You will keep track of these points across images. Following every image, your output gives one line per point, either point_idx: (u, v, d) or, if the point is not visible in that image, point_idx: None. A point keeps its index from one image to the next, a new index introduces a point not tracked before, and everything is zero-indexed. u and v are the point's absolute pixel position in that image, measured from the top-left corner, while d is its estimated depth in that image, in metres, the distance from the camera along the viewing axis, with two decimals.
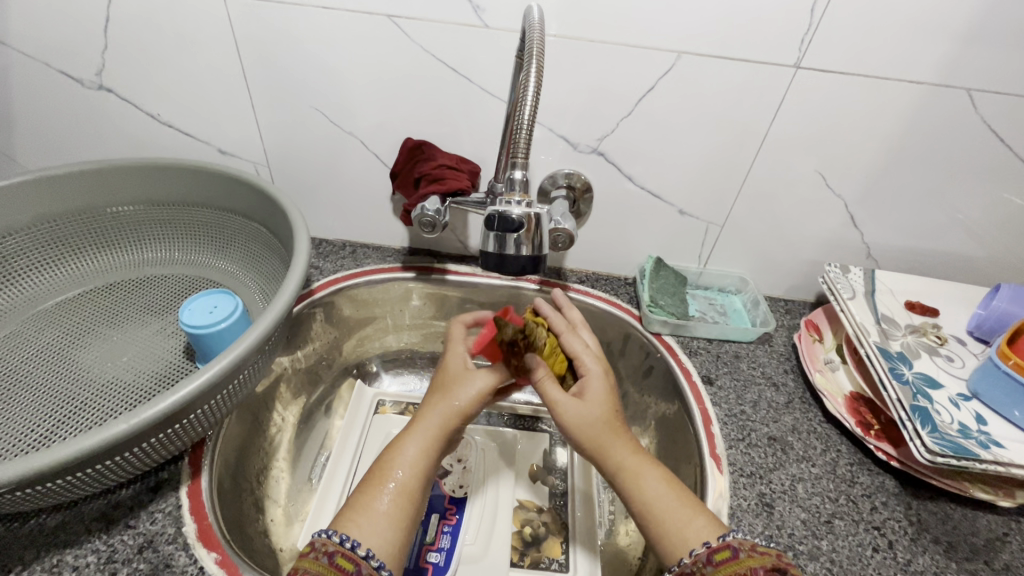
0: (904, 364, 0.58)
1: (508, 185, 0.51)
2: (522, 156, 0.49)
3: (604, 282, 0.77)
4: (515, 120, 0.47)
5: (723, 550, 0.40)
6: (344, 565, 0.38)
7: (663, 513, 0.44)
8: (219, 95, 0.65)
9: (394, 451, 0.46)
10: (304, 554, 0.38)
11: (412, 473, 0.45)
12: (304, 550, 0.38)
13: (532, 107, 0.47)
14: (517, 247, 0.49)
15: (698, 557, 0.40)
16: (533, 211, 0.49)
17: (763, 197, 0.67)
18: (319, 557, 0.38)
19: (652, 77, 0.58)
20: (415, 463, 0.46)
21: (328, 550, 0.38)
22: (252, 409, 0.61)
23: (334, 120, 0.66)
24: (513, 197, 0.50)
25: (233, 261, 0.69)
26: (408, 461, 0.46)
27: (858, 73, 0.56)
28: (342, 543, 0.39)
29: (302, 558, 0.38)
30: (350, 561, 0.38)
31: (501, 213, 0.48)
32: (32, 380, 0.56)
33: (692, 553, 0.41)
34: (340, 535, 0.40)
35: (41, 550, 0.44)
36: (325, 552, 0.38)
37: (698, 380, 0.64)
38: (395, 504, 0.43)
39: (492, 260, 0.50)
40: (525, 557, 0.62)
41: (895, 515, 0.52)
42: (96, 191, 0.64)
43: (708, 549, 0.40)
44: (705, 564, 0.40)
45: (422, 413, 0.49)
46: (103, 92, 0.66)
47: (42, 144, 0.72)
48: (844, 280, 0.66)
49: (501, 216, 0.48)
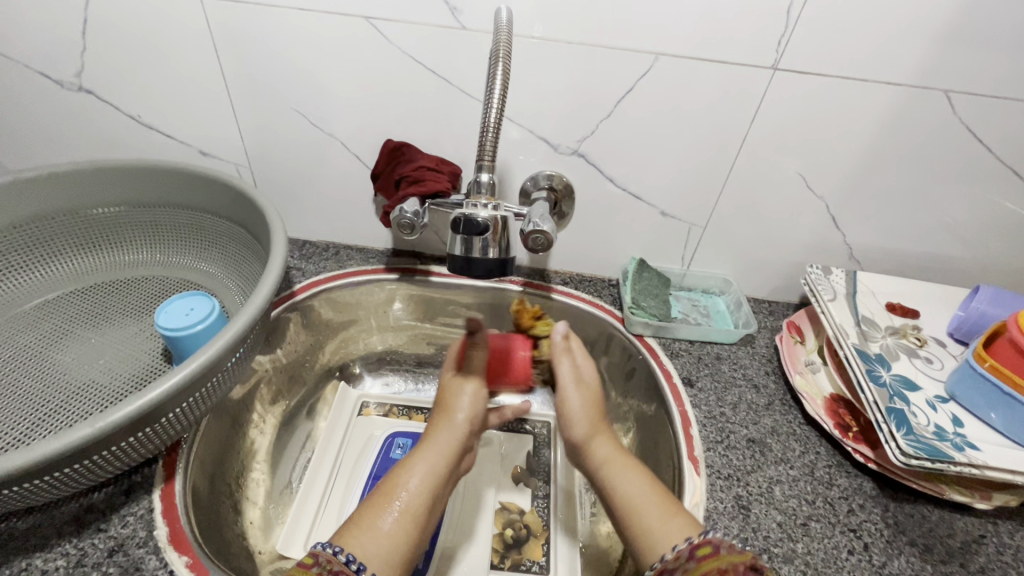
0: (883, 366, 0.57)
1: (476, 188, 0.51)
2: (488, 159, 0.49)
3: (588, 283, 0.77)
4: (487, 121, 0.47)
5: (705, 546, 0.39)
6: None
7: (643, 508, 0.44)
8: (199, 97, 0.65)
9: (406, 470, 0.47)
10: (307, 566, 0.37)
11: (417, 495, 0.45)
12: (307, 562, 0.37)
13: (503, 108, 0.46)
14: (483, 250, 0.48)
15: (681, 553, 0.39)
16: (500, 213, 0.49)
17: (744, 198, 0.67)
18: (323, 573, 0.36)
19: (631, 78, 0.58)
20: (422, 484, 0.46)
21: (332, 569, 0.36)
22: (231, 412, 0.61)
23: (314, 122, 0.66)
24: (479, 199, 0.50)
25: (214, 263, 0.69)
26: (416, 482, 0.46)
27: (836, 74, 0.56)
28: (346, 562, 0.38)
29: (304, 570, 0.36)
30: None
31: (467, 215, 0.48)
32: (7, 383, 0.56)
33: (674, 549, 0.40)
34: (345, 555, 0.38)
35: (11, 554, 0.43)
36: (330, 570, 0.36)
37: (679, 382, 0.64)
38: (402, 524, 0.43)
39: (458, 263, 0.50)
40: (506, 559, 0.62)
41: (872, 518, 0.52)
42: (75, 193, 0.64)
43: (691, 545, 0.39)
44: (687, 560, 0.39)
45: (431, 434, 0.51)
46: (83, 94, 0.66)
47: (23, 145, 0.72)
48: (825, 282, 0.66)
49: (466, 218, 0.48)
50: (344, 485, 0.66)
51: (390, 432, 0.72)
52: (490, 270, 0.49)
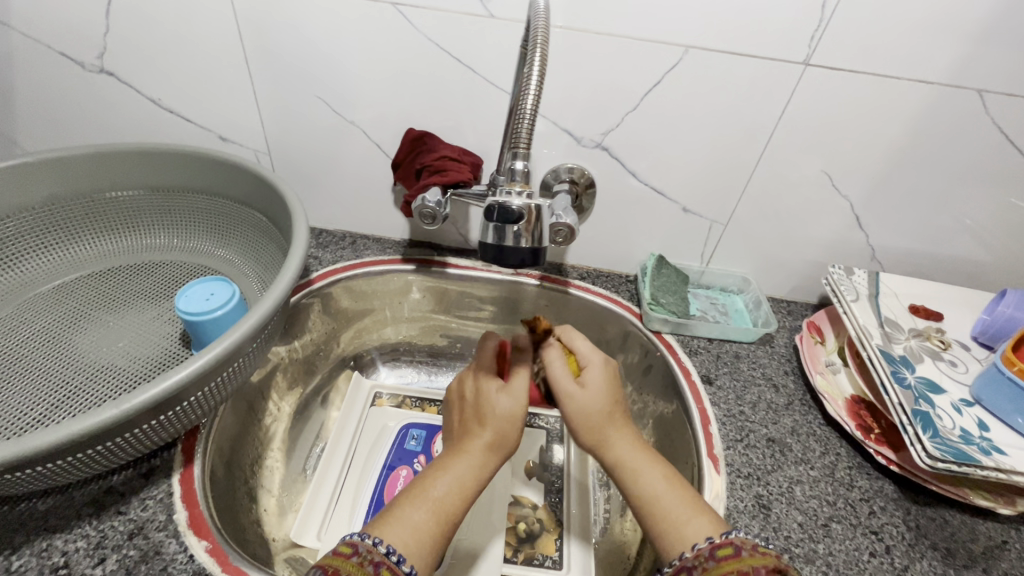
0: (907, 368, 0.57)
1: (509, 176, 0.49)
2: (523, 147, 0.48)
3: (605, 279, 0.76)
4: (518, 110, 0.46)
5: (726, 546, 0.38)
6: None
7: (664, 508, 0.43)
8: (220, 80, 0.64)
9: (438, 466, 0.46)
10: (344, 556, 0.36)
11: (454, 496, 0.44)
12: (346, 551, 0.36)
13: (536, 98, 0.45)
14: (516, 239, 0.47)
15: (701, 552, 0.38)
16: (533, 202, 0.48)
17: (768, 196, 0.66)
18: (364, 564, 0.36)
19: (660, 71, 0.57)
20: (457, 483, 0.45)
21: (373, 559, 0.36)
22: (247, 399, 0.61)
23: (335, 109, 0.65)
24: (512, 188, 0.49)
25: (232, 249, 0.69)
26: (448, 481, 0.45)
27: (868, 71, 0.55)
28: (388, 554, 0.37)
29: (344, 559, 0.36)
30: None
31: (500, 203, 0.47)
32: (26, 364, 0.56)
33: (695, 547, 0.39)
34: (386, 546, 0.38)
35: (31, 534, 0.43)
36: (371, 561, 0.36)
37: (697, 380, 0.63)
38: (437, 515, 0.42)
39: (491, 251, 0.49)
40: (519, 553, 0.62)
41: (893, 520, 0.52)
42: (95, 175, 0.63)
43: (711, 544, 0.38)
44: (707, 559, 0.38)
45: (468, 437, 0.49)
46: (104, 75, 0.66)
47: (42, 125, 0.71)
48: (848, 283, 0.65)
49: (500, 206, 0.47)
50: (357, 475, 0.66)
51: (404, 423, 0.72)
52: (524, 260, 0.48)
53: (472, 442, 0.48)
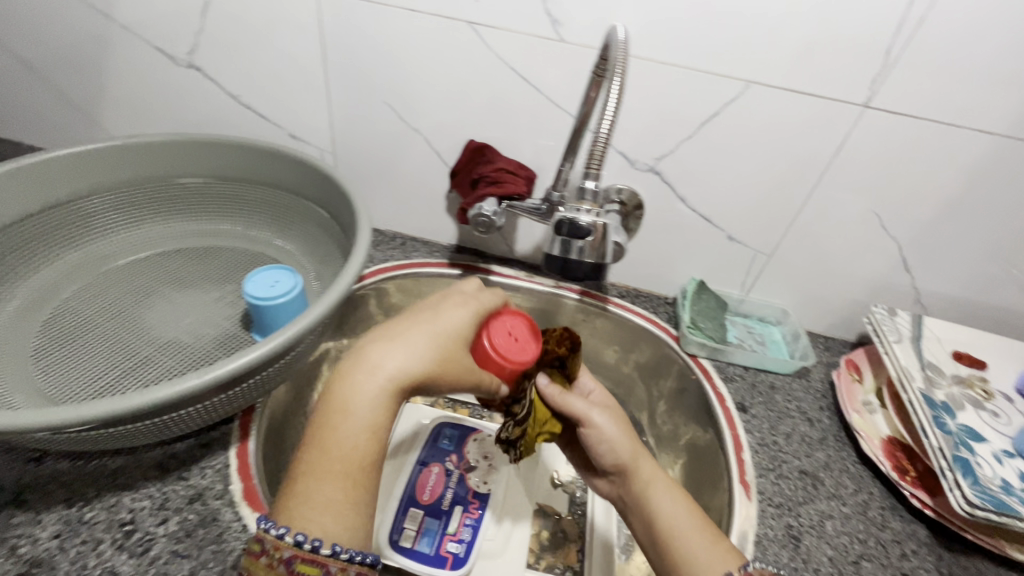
0: (948, 414, 0.56)
1: (580, 193, 0.52)
2: (595, 168, 0.49)
3: (644, 299, 0.78)
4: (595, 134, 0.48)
5: None
6: (307, 570, 0.34)
7: (682, 541, 0.44)
8: (298, 83, 0.69)
9: (353, 381, 0.38)
10: (257, 554, 0.35)
11: (371, 440, 0.37)
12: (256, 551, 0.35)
13: (610, 125, 0.48)
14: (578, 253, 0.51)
15: None
16: (601, 221, 0.51)
17: (814, 231, 0.67)
18: (273, 564, 0.34)
19: (720, 101, 0.59)
20: (374, 404, 0.38)
21: (283, 558, 0.34)
22: (296, 384, 0.64)
23: (402, 117, 0.69)
24: (582, 205, 0.51)
25: (291, 241, 0.73)
26: (378, 403, 0.38)
27: (925, 116, 0.56)
28: (298, 544, 0.34)
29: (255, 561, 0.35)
30: (314, 565, 0.34)
31: (570, 219, 0.50)
32: (100, 333, 0.60)
33: None
34: (294, 535, 0.35)
35: (101, 490, 0.46)
36: (280, 560, 0.34)
37: (732, 407, 0.64)
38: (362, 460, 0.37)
39: (556, 259, 0.53)
40: (541, 560, 0.63)
41: (925, 565, 0.52)
42: (171, 163, 0.68)
43: None
44: None
45: (339, 384, 0.38)
46: (191, 70, 0.71)
47: (128, 112, 0.77)
48: (890, 323, 0.65)
49: (569, 222, 0.50)
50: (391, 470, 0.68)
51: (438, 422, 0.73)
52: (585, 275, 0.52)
53: (342, 393, 0.38)
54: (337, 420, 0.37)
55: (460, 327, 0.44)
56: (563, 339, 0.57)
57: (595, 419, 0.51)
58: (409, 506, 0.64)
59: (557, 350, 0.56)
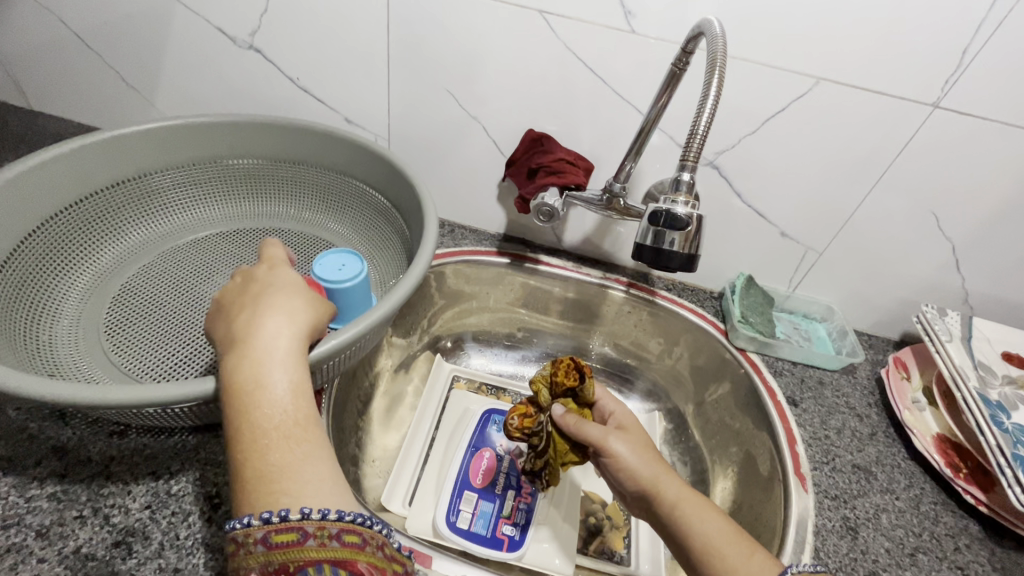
0: (1003, 413, 0.57)
1: (673, 185, 0.51)
2: (693, 160, 0.49)
3: (690, 293, 0.78)
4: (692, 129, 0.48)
5: None
6: (351, 539, 0.35)
7: (719, 556, 0.41)
8: (358, 69, 0.69)
9: (259, 358, 0.37)
10: (296, 542, 0.33)
11: (298, 401, 0.37)
12: (294, 540, 0.33)
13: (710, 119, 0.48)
14: (673, 246, 0.50)
15: None
16: (697, 214, 0.50)
17: (868, 230, 0.68)
18: (324, 543, 0.33)
19: (788, 98, 0.59)
20: (290, 361, 0.38)
21: (332, 534, 0.34)
22: (354, 367, 0.65)
23: (462, 104, 0.69)
24: (678, 197, 0.50)
25: (346, 224, 0.73)
26: (290, 365, 0.38)
27: (995, 118, 0.56)
28: (325, 515, 0.34)
29: (299, 547, 0.33)
30: (355, 533, 0.35)
31: (667, 210, 0.50)
32: (168, 310, 0.61)
33: None
34: (321, 511, 0.34)
35: (186, 464, 0.47)
36: (331, 537, 0.34)
37: (783, 401, 0.65)
38: (298, 416, 0.37)
39: (647, 253, 0.51)
40: (590, 545, 0.65)
41: (979, 559, 0.53)
42: (229, 143, 0.68)
43: None
44: None
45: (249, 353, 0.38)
46: (250, 52, 0.71)
47: (183, 92, 0.77)
48: (941, 323, 0.66)
49: (668, 213, 0.49)
50: (441, 454, 0.70)
51: (486, 408, 0.74)
52: (677, 266, 0.50)
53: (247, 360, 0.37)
54: (256, 387, 0.36)
55: (306, 284, 0.45)
56: (570, 370, 0.60)
57: (613, 446, 0.52)
58: (464, 490, 0.65)
59: (564, 383, 0.59)
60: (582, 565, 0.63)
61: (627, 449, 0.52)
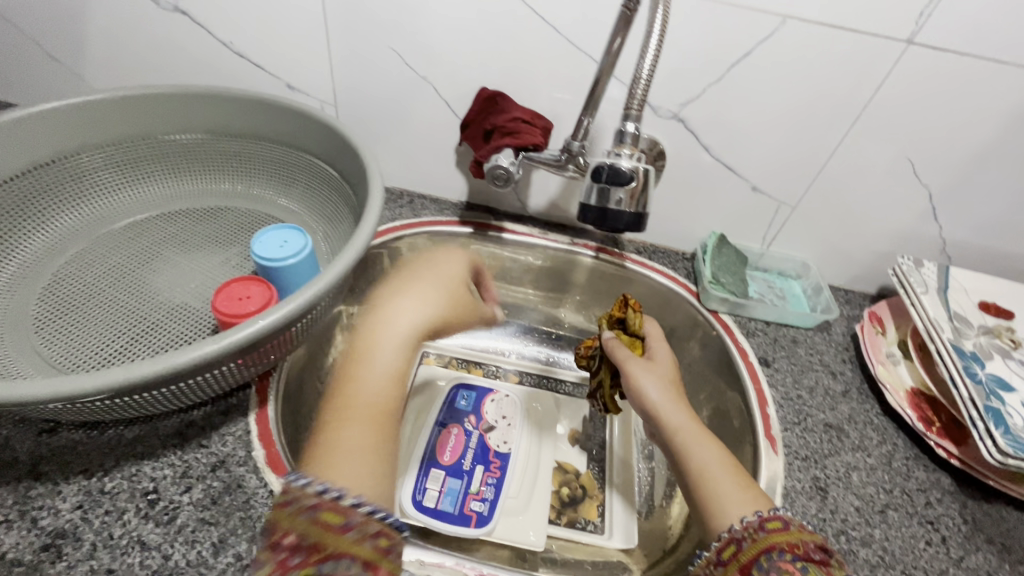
0: (977, 364, 0.56)
1: (619, 138, 0.49)
2: (637, 109, 0.47)
3: (662, 255, 0.75)
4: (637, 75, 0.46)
5: (775, 520, 0.38)
6: (330, 519, 0.29)
7: (712, 483, 0.43)
8: (294, 28, 0.64)
9: (381, 341, 0.38)
10: (280, 505, 0.30)
11: (394, 386, 0.37)
12: (278, 501, 0.30)
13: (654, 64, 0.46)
14: (620, 203, 0.47)
15: (749, 524, 0.39)
16: (644, 166, 0.47)
17: (842, 181, 0.65)
18: (298, 511, 0.29)
19: (754, 40, 0.55)
20: (402, 347, 0.38)
21: (308, 504, 0.30)
22: (310, 348, 0.62)
23: (409, 64, 0.64)
24: (623, 149, 0.48)
25: (295, 199, 0.69)
26: (393, 350, 0.38)
27: (973, 53, 0.53)
28: (327, 492, 0.30)
29: (279, 509, 0.30)
30: (337, 514, 0.30)
31: (610, 164, 0.47)
32: (103, 298, 0.57)
33: (744, 520, 0.39)
34: (323, 484, 0.31)
35: (121, 459, 0.44)
36: (306, 506, 0.30)
37: (754, 361, 0.63)
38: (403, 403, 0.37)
39: (592, 213, 0.48)
40: (562, 515, 0.64)
41: (949, 513, 0.52)
42: (162, 117, 0.63)
43: (761, 517, 0.39)
44: (756, 531, 0.38)
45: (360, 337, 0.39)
46: (177, 15, 0.65)
47: (111, 63, 0.72)
48: (917, 274, 0.64)
49: (611, 167, 0.46)
50: (407, 432, 0.68)
51: (454, 384, 0.73)
52: (626, 226, 0.48)
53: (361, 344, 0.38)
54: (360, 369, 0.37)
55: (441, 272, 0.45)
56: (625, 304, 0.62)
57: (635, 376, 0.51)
58: (431, 468, 0.64)
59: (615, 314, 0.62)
60: (555, 536, 0.62)
61: (649, 385, 0.50)
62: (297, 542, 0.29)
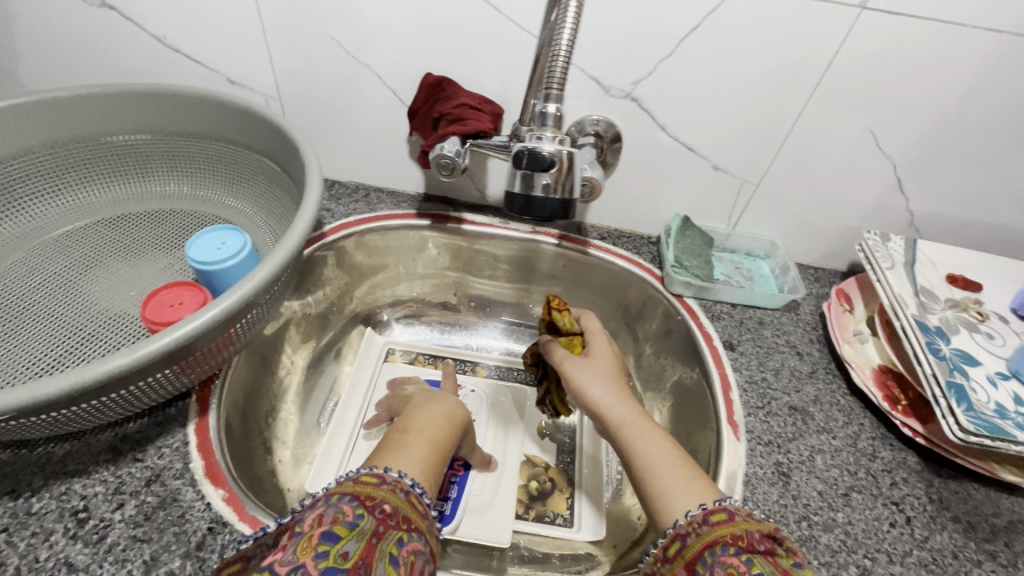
0: (942, 339, 0.54)
1: (540, 120, 0.50)
2: (556, 88, 0.48)
3: (627, 240, 0.73)
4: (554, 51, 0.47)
5: (720, 512, 0.37)
6: (418, 504, 0.37)
7: (659, 475, 0.42)
8: (228, 19, 0.61)
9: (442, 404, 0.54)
10: (374, 483, 0.36)
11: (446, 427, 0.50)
12: (374, 479, 0.37)
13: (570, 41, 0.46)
14: (544, 188, 0.48)
15: (693, 518, 0.38)
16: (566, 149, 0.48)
17: (804, 156, 0.63)
18: (396, 490, 0.37)
19: (702, 12, 0.53)
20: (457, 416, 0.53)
21: (403, 487, 0.37)
22: (261, 352, 0.60)
23: (350, 51, 0.61)
24: (543, 132, 0.50)
25: (242, 198, 0.67)
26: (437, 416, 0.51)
27: (930, 16, 0.50)
28: (410, 481, 0.38)
29: (373, 486, 0.36)
30: (421, 502, 0.37)
31: (530, 149, 0.47)
32: (39, 310, 0.55)
33: (687, 514, 0.38)
34: (410, 478, 0.39)
35: (50, 478, 0.43)
36: (402, 488, 0.37)
37: (718, 345, 0.62)
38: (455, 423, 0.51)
39: (518, 201, 0.49)
40: (530, 510, 0.63)
41: (915, 492, 0.51)
42: (96, 119, 0.61)
43: (704, 510, 0.38)
44: (700, 525, 0.37)
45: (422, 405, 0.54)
46: (105, 9, 0.62)
47: (44, 63, 0.69)
48: (883, 249, 0.62)
49: (530, 152, 0.47)
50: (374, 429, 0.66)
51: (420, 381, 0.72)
52: (553, 211, 0.49)
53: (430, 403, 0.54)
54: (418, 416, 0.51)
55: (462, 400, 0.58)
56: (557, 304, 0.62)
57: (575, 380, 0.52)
58: None
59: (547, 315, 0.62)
60: (522, 531, 0.61)
61: (591, 387, 0.50)
62: (394, 510, 0.35)
